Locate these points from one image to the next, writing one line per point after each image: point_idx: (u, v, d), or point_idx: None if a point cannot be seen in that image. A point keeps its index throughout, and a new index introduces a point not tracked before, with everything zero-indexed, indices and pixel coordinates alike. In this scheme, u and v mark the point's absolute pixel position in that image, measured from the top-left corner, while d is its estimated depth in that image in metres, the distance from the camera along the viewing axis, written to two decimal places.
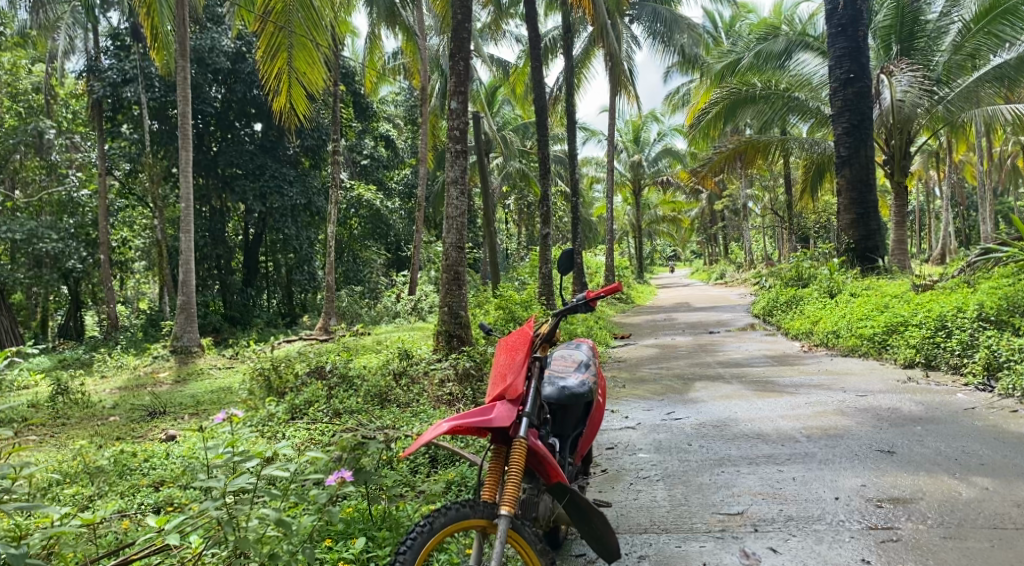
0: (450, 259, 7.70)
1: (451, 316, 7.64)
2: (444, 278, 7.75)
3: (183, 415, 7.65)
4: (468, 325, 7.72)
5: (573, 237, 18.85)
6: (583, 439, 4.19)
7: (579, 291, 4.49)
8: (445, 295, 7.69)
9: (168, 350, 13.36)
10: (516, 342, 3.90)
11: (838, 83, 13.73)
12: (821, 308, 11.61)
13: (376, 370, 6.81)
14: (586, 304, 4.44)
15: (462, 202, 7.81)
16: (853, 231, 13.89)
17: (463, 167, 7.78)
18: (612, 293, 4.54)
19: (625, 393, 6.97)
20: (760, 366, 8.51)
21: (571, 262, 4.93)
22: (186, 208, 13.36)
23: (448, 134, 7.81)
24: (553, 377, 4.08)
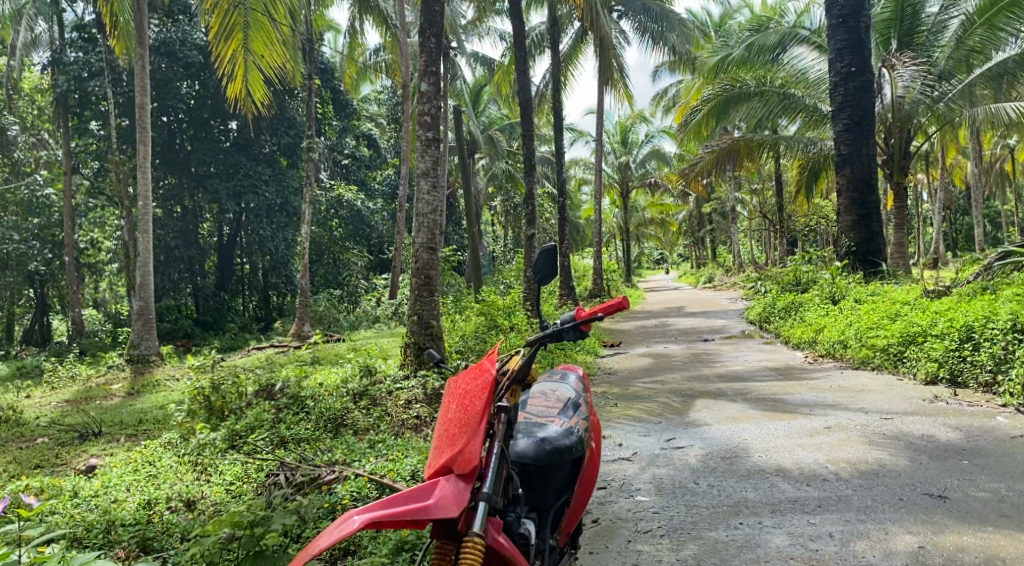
0: (420, 262, 6.91)
1: (421, 327, 6.82)
2: (413, 283, 6.95)
3: (119, 436, 6.78)
4: (440, 336, 6.91)
5: (560, 238, 18.07)
6: (570, 508, 3.44)
7: (566, 311, 3.69)
8: (415, 302, 6.89)
9: (125, 359, 12.42)
10: (473, 388, 3.13)
11: (838, 77, 13.02)
12: (823, 315, 10.89)
13: (334, 389, 5.95)
14: (575, 328, 3.65)
15: (434, 198, 7.00)
16: (854, 233, 13.17)
17: (435, 158, 6.98)
18: (610, 311, 3.72)
19: (618, 414, 6.19)
20: (764, 380, 7.75)
21: (557, 266, 4.13)
22: (146, 207, 12.45)
23: (418, 119, 7.01)
24: (530, 429, 3.32)
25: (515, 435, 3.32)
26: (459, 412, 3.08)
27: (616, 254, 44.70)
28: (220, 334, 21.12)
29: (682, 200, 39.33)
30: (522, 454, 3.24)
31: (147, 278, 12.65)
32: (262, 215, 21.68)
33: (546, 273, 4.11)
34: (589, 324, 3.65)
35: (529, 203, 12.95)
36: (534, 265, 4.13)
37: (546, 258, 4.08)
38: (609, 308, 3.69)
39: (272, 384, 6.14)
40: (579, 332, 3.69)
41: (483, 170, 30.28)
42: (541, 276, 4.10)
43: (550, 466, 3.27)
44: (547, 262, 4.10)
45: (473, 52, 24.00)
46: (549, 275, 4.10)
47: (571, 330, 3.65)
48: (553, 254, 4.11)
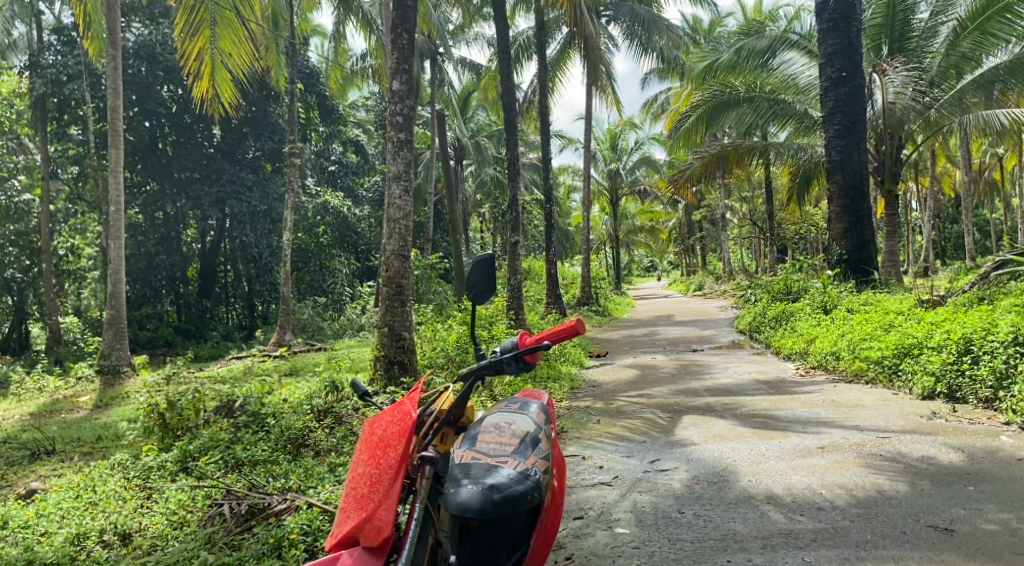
0: (391, 270, 6.60)
1: (392, 340, 6.52)
2: (384, 292, 6.64)
3: (72, 455, 6.41)
4: (413, 350, 6.59)
5: (548, 246, 17.74)
6: (531, 554, 3.25)
7: (507, 337, 3.44)
8: (385, 314, 6.59)
9: (95, 370, 11.97)
10: (387, 442, 3.05)
11: (829, 83, 12.77)
12: (815, 325, 10.60)
13: (301, 403, 5.59)
14: (521, 359, 3.42)
15: (406, 202, 6.70)
16: (846, 241, 12.92)
17: (407, 160, 6.68)
18: (562, 335, 3.43)
19: (599, 432, 5.87)
20: (755, 394, 7.44)
21: (496, 281, 3.86)
22: (118, 214, 12.08)
23: (390, 120, 6.74)
24: (478, 476, 3.11)
25: (459, 481, 3.11)
26: (369, 470, 3.02)
27: (606, 262, 44.43)
28: (201, 343, 20.65)
29: (672, 207, 39.11)
30: (466, 504, 3.02)
31: (120, 285, 12.23)
32: (245, 221, 21.34)
33: (486, 289, 3.84)
34: (536, 352, 3.40)
35: (513, 209, 12.62)
36: (468, 280, 3.85)
37: (481, 274, 3.79)
38: (561, 334, 3.41)
39: (234, 396, 5.79)
40: (527, 362, 3.45)
41: (471, 176, 29.99)
42: (477, 293, 3.82)
43: (503, 516, 3.06)
44: (485, 277, 3.82)
45: (461, 58, 23.73)
46: (487, 291, 3.82)
47: (517, 359, 3.41)
48: (490, 266, 3.83)
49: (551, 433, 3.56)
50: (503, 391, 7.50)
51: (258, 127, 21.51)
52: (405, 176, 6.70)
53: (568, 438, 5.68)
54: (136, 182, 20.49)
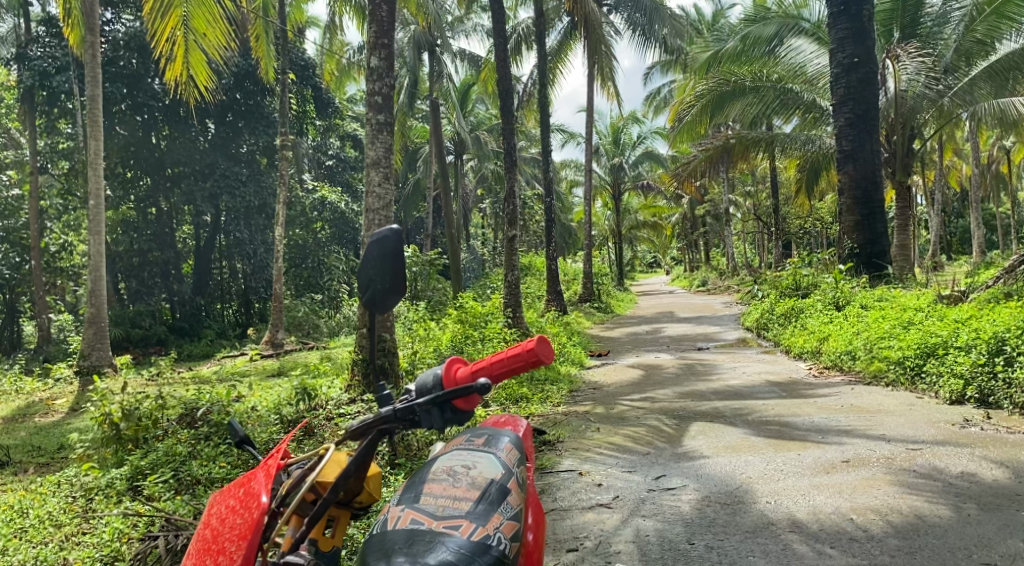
0: None
1: (372, 342, 6.07)
2: None
3: (24, 467, 5.92)
4: (394, 353, 6.15)
5: (549, 240, 17.15)
6: None
7: (427, 371, 2.73)
8: None
9: (74, 371, 11.41)
10: (222, 550, 2.59)
11: (840, 69, 12.19)
12: (827, 322, 10.07)
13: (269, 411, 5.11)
14: (450, 406, 2.67)
15: (387, 190, 6.28)
16: (858, 234, 12.39)
17: (388, 145, 6.25)
18: (512, 369, 2.74)
19: (600, 441, 5.37)
20: (767, 398, 6.91)
21: (404, 279, 3.13)
22: (97, 208, 11.52)
23: (369, 101, 6.29)
24: (419, 551, 2.50)
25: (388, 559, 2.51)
26: None
27: (608, 257, 43.86)
28: (195, 342, 20.08)
29: (675, 201, 38.47)
30: None
31: (100, 282, 11.66)
32: (239, 216, 20.81)
33: (392, 288, 3.12)
34: (470, 394, 2.67)
35: (509, 202, 12.04)
36: (367, 278, 3.12)
37: (382, 267, 3.07)
38: (508, 365, 2.72)
39: (198, 401, 5.31)
40: (458, 408, 2.71)
41: (472, 171, 29.42)
42: (376, 295, 3.08)
43: None
44: (390, 272, 3.10)
45: (459, 50, 23.14)
46: (395, 295, 3.10)
47: (443, 406, 2.67)
48: (396, 256, 3.10)
49: (525, 473, 2.95)
50: (495, 398, 6.98)
51: (252, 120, 20.92)
52: (383, 163, 6.31)
53: (564, 449, 5.17)
54: (130, 176, 20.05)
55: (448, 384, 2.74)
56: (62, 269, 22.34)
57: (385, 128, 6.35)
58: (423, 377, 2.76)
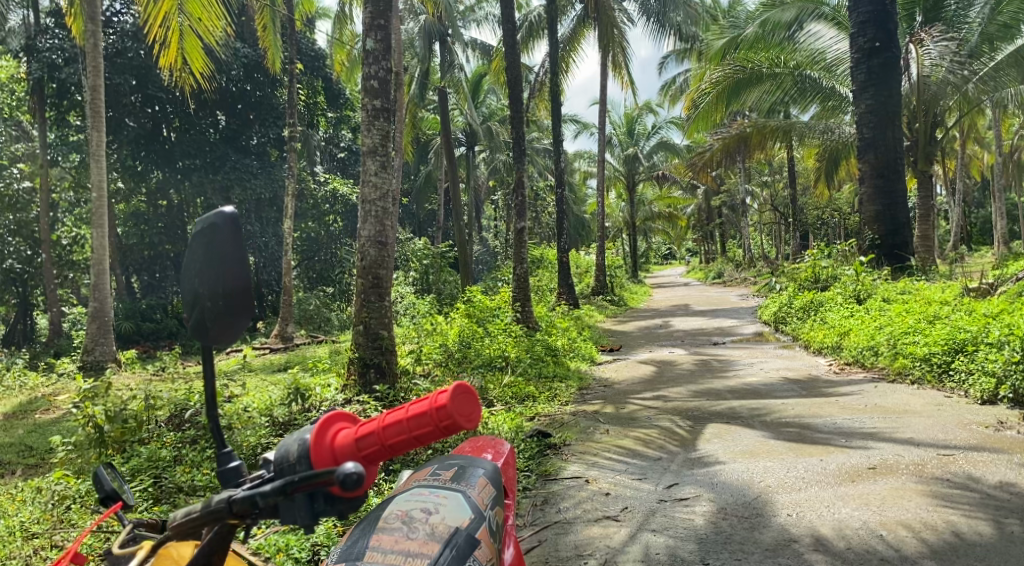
0: (368, 260, 6.06)
1: (368, 340, 5.95)
2: (360, 285, 6.09)
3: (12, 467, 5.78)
4: (392, 350, 6.00)
5: (561, 232, 16.81)
6: None
7: (289, 443, 2.07)
8: (361, 309, 6.03)
9: (77, 367, 11.23)
10: None
11: (861, 54, 11.80)
12: (848, 316, 9.71)
13: (259, 414, 4.99)
14: (320, 495, 2.02)
15: (384, 181, 6.09)
16: (879, 225, 11.99)
17: (385, 133, 6.04)
18: (415, 435, 2.12)
19: (609, 444, 5.09)
20: (786, 397, 6.59)
21: (243, 290, 2.25)
22: (100, 200, 11.32)
23: (363, 86, 6.08)
24: None
25: None
26: None
27: (622, 249, 43.49)
28: None
29: (691, 192, 37.97)
30: None
31: (104, 276, 11.47)
32: (250, 209, 20.72)
33: (231, 306, 2.26)
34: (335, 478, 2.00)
35: (518, 194, 11.74)
36: (194, 288, 2.25)
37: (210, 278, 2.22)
38: (407, 435, 2.09)
39: (188, 402, 5.19)
40: (335, 496, 2.05)
41: (484, 162, 29.13)
42: (207, 318, 2.24)
43: None
44: (231, 291, 2.24)
45: (470, 39, 22.83)
46: (236, 320, 2.24)
47: (311, 495, 2.03)
48: (234, 264, 2.23)
49: (502, 516, 2.50)
50: (499, 398, 6.72)
51: (262, 112, 20.69)
52: (379, 151, 6.08)
53: (569, 454, 4.89)
54: (139, 169, 19.40)
55: (318, 460, 2.09)
56: (73, 262, 22.23)
57: (381, 115, 6.11)
58: (283, 449, 2.10)
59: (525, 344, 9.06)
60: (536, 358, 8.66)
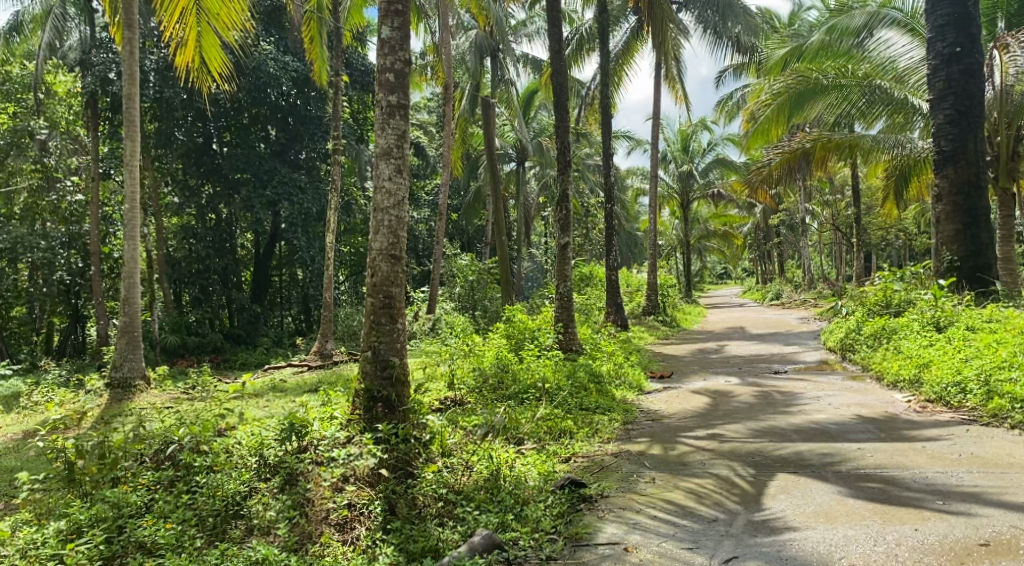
0: (378, 277, 5.71)
1: (377, 371, 5.58)
2: (371, 305, 5.75)
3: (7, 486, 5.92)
4: (403, 382, 5.65)
5: (609, 249, 16.05)
6: None
7: None
8: (369, 334, 5.67)
9: (104, 384, 10.90)
10: None
11: (939, 60, 10.83)
12: (925, 345, 8.79)
13: (247, 449, 5.16)
14: None
15: (400, 183, 5.85)
16: (957, 246, 10.89)
17: (401, 131, 5.86)
18: None
19: (664, 501, 4.60)
20: (862, 439, 5.76)
21: None
22: (132, 212, 11.00)
23: (379, 79, 5.84)
24: None
25: None
26: None
27: (676, 269, 42.21)
28: (251, 350, 19.76)
29: (748, 210, 36.76)
30: None
31: (135, 290, 11.08)
32: (297, 223, 19.83)
33: None
34: None
35: (562, 208, 11.00)
36: None
37: None
38: None
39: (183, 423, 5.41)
40: None
41: (534, 177, 28.48)
42: None
43: None
44: None
45: (521, 54, 22.33)
46: None
47: None
48: None
49: None
50: (531, 436, 6.05)
51: (310, 127, 20.26)
52: (394, 153, 5.85)
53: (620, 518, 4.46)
54: (191, 184, 19.34)
55: None
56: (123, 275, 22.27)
57: (399, 110, 5.90)
58: None
59: (565, 371, 8.29)
60: (577, 387, 7.85)
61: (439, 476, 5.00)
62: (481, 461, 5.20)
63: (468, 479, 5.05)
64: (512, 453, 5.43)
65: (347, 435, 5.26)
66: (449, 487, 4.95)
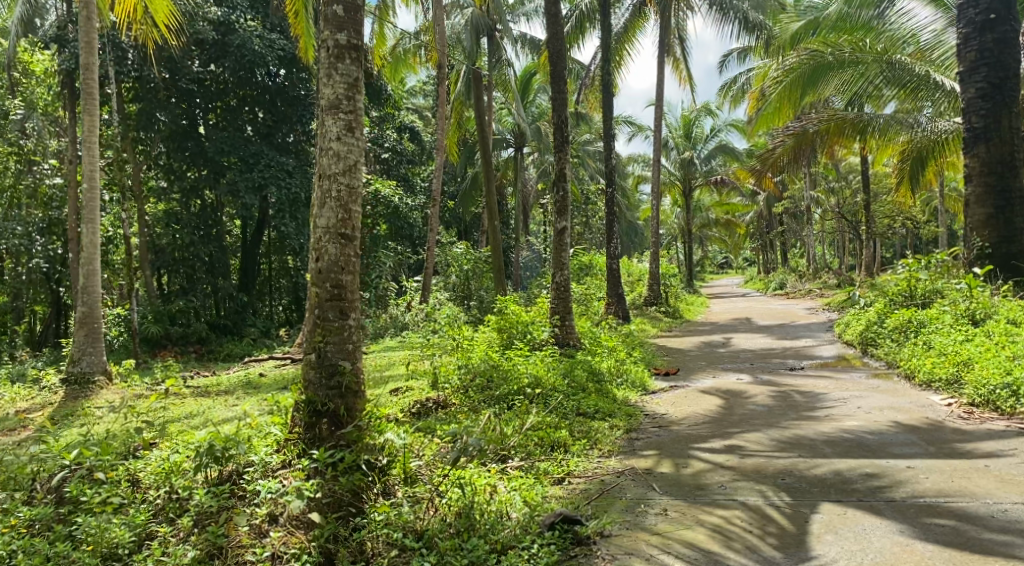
0: (324, 265, 5.09)
1: (321, 379, 4.98)
2: (316, 296, 5.13)
3: None
4: (347, 393, 4.99)
5: (609, 236, 15.14)
6: None
7: None
8: (309, 336, 5.09)
9: (61, 379, 10.03)
10: None
11: (972, 28, 9.91)
12: (962, 340, 7.91)
13: (153, 476, 4.78)
14: None
15: (351, 145, 5.20)
16: (990, 231, 9.94)
17: (352, 80, 5.23)
18: None
19: (692, 544, 3.94)
20: (907, 454, 4.93)
21: None
22: (92, 194, 10.09)
23: (325, 20, 5.19)
24: None
25: None
26: None
27: (677, 259, 41.14)
28: (236, 340, 18.80)
29: (751, 198, 35.86)
30: None
31: (94, 277, 10.18)
32: (285, 209, 18.44)
33: None
34: None
35: (559, 189, 10.00)
36: None
37: None
38: None
39: (88, 444, 5.00)
40: None
41: (532, 163, 27.55)
42: None
43: None
44: None
45: (519, 34, 21.38)
46: None
47: None
48: None
49: None
50: (518, 452, 5.21)
51: (299, 108, 19.18)
52: (343, 107, 5.22)
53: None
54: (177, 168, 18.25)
55: None
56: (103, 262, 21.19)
57: (350, 52, 5.24)
58: None
59: (562, 368, 7.45)
60: (574, 388, 6.98)
61: (391, 515, 4.34)
62: (452, 487, 4.50)
63: (434, 516, 4.37)
64: (493, 476, 4.72)
65: (281, 459, 4.82)
66: (404, 524, 4.31)
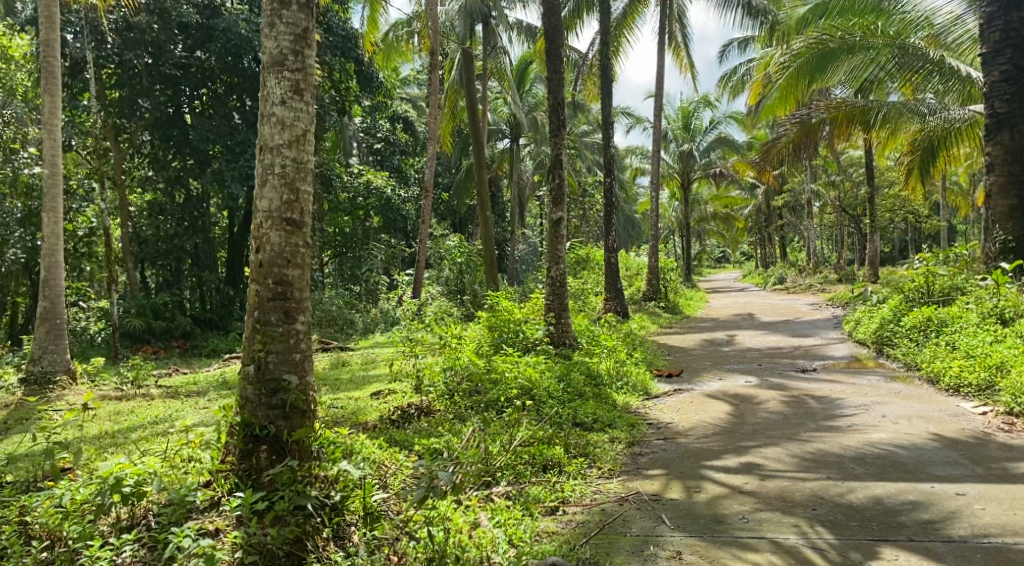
0: (263, 260, 4.57)
1: (262, 397, 4.49)
2: (259, 299, 4.58)
3: None
4: (289, 414, 4.48)
5: (607, 227, 14.45)
6: None
7: None
8: (248, 350, 4.55)
9: (20, 379, 9.35)
10: None
11: (996, 7, 9.20)
12: (992, 342, 7.27)
13: (44, 520, 4.11)
14: None
15: (300, 111, 4.70)
16: (1014, 224, 9.29)
17: (297, 31, 4.68)
18: None
19: None
20: (951, 475, 4.36)
21: None
22: (54, 181, 9.43)
23: None
24: None
25: None
26: None
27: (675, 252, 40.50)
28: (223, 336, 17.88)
29: (751, 191, 35.18)
30: None
31: (56, 269, 9.53)
32: None
33: None
34: None
35: (553, 176, 9.29)
36: None
37: None
38: None
39: None
40: None
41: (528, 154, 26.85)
42: None
43: None
44: None
45: (515, 21, 20.59)
46: None
47: None
48: None
49: None
50: (504, 476, 4.63)
51: None
52: (288, 64, 4.67)
53: None
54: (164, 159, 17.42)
55: None
56: None
57: None
58: None
59: (557, 371, 6.85)
60: (570, 394, 6.36)
61: None
62: (421, 524, 3.91)
63: None
64: (468, 512, 4.14)
65: (209, 497, 4.32)
66: None
